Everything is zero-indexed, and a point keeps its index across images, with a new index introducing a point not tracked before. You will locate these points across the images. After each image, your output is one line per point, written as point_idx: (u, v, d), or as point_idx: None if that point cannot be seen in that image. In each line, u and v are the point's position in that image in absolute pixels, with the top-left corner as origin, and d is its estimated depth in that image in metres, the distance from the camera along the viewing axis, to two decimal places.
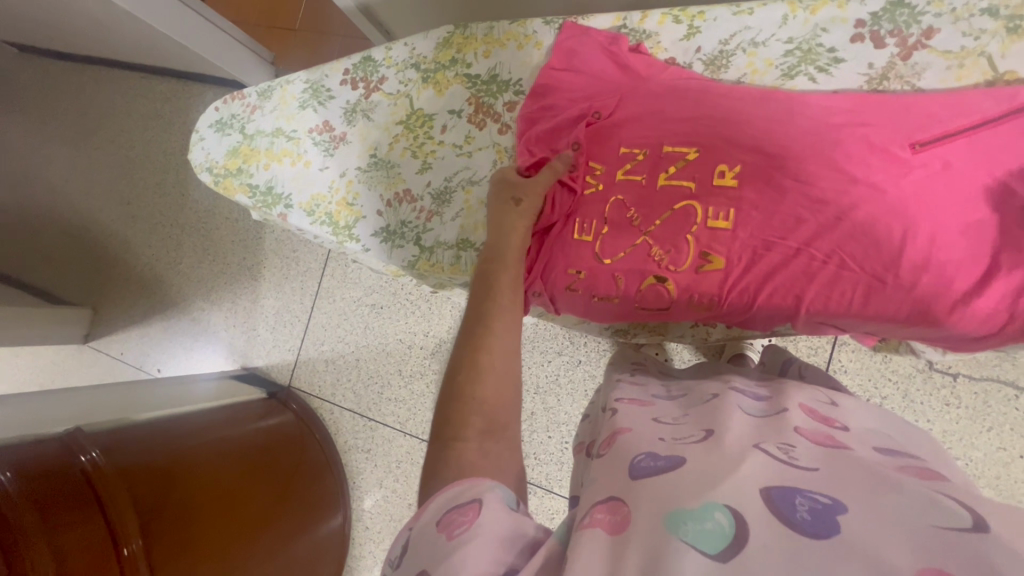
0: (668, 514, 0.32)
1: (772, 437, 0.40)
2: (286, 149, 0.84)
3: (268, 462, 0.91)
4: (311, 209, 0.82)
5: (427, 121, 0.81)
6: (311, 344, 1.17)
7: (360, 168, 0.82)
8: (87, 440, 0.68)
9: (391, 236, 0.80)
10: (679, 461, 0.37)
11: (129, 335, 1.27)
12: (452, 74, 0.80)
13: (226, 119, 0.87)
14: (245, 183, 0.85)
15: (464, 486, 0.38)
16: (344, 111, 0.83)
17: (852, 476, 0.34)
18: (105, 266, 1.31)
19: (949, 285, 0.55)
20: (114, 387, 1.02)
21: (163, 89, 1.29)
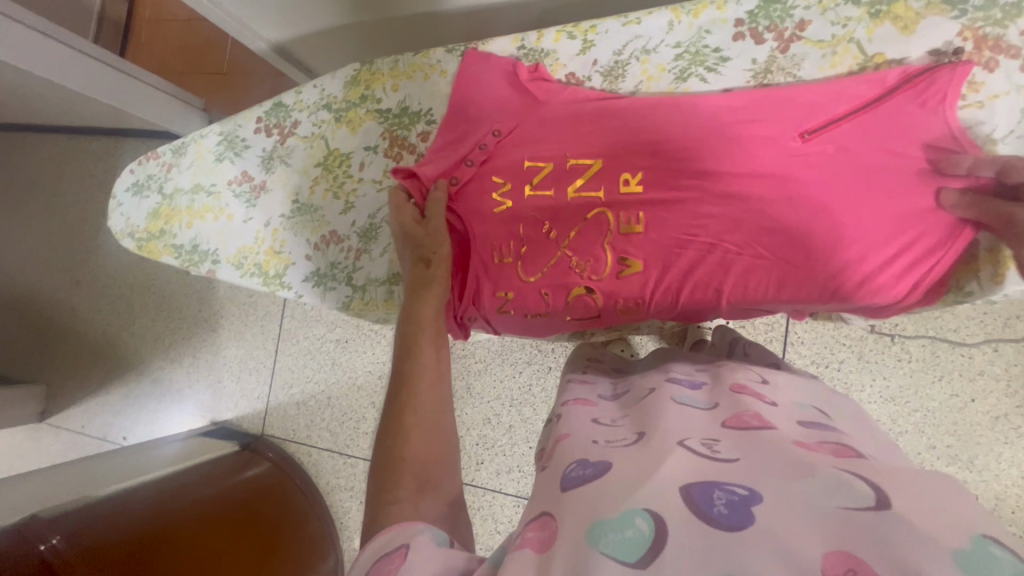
0: (591, 526, 0.31)
1: (697, 432, 0.40)
2: (207, 205, 0.85)
3: (243, 521, 0.99)
4: (238, 262, 0.84)
5: (344, 159, 0.82)
6: (279, 388, 1.24)
7: (284, 215, 0.84)
8: (44, 527, 0.73)
9: (323, 279, 0.82)
10: (606, 467, 0.37)
11: (89, 408, 1.35)
12: (364, 111, 0.81)
13: (143, 180, 0.87)
14: (169, 245, 0.85)
15: (391, 534, 0.39)
16: (261, 159, 0.84)
17: (769, 464, 0.34)
18: (85, 342, 1.37)
19: (855, 262, 0.59)
20: (80, 467, 1.06)
21: (118, 152, 1.35)
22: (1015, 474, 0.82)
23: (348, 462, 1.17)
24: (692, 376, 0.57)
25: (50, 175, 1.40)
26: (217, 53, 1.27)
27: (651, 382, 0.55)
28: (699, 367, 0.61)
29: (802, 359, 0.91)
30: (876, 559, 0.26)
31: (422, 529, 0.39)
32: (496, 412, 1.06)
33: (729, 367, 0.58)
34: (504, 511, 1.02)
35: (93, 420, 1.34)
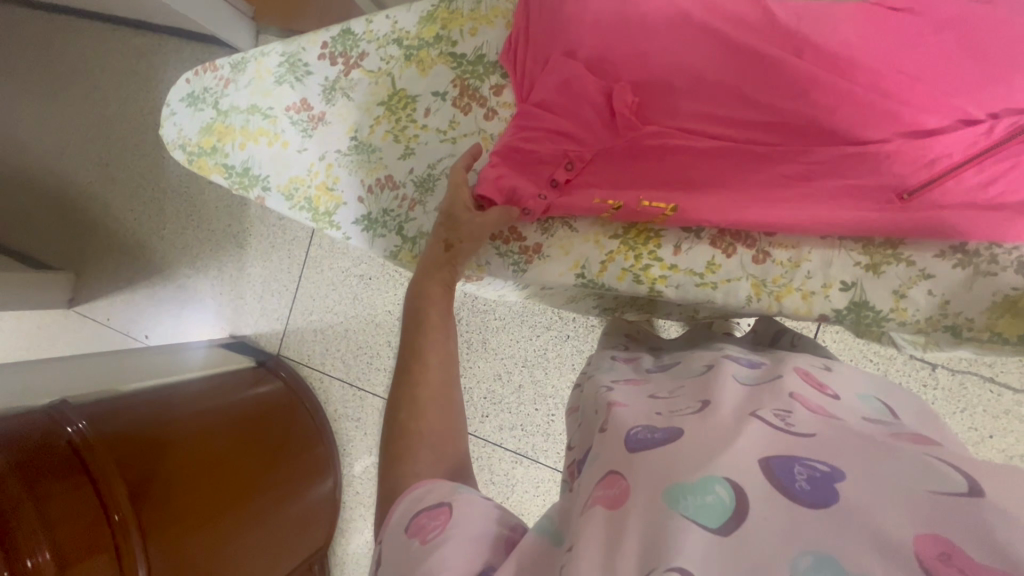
0: (669, 487, 0.32)
1: (767, 402, 0.39)
2: (263, 128, 0.82)
3: (258, 434, 1.04)
4: (289, 193, 0.80)
5: (410, 103, 0.77)
6: (300, 313, 1.26)
7: (340, 151, 0.79)
8: (73, 412, 0.78)
9: (373, 224, 0.77)
10: (677, 431, 0.36)
11: (114, 302, 1.39)
12: (436, 53, 0.76)
13: (198, 93, 0.84)
14: (220, 163, 0.82)
15: (420, 488, 0.41)
16: (323, 89, 0.80)
17: (848, 442, 0.33)
18: (116, 238, 1.39)
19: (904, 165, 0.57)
20: (104, 359, 1.10)
21: (165, 49, 1.32)
22: None
23: (359, 394, 1.21)
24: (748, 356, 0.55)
25: (93, 64, 1.38)
26: None
27: (704, 357, 0.54)
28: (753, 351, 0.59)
29: None
30: (970, 544, 0.26)
31: (452, 486, 0.40)
32: (508, 370, 1.08)
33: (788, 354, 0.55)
34: (501, 464, 1.06)
35: (120, 315, 1.38)
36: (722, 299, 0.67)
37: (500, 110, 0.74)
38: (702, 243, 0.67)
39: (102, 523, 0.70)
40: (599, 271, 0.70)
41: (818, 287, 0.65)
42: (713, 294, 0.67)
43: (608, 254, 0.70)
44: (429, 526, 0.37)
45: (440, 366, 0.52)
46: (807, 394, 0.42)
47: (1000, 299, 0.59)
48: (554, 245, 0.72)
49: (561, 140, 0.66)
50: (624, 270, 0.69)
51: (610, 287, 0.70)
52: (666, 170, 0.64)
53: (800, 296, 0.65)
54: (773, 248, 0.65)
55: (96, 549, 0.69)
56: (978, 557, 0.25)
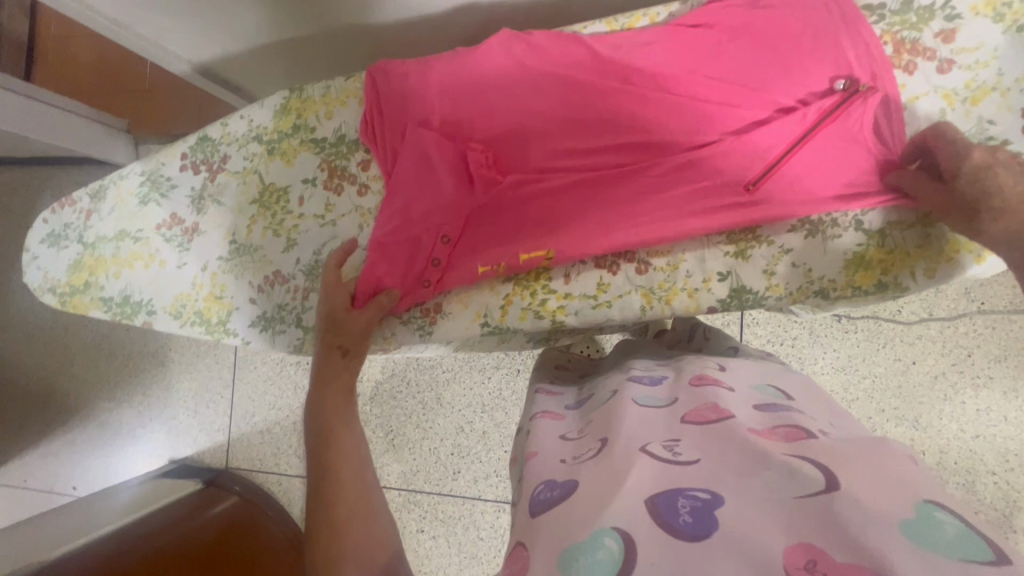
0: (563, 553, 0.31)
1: (659, 434, 0.41)
2: (135, 252, 0.79)
3: (219, 560, 0.96)
4: (177, 311, 0.77)
5: (282, 194, 0.76)
6: (240, 419, 1.19)
7: (221, 257, 0.77)
8: None
9: (270, 322, 0.75)
10: (572, 486, 0.37)
11: (29, 460, 1.25)
12: (297, 142, 0.76)
13: (59, 231, 0.80)
14: (96, 297, 0.78)
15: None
16: (191, 199, 0.78)
17: (725, 462, 0.35)
18: (18, 389, 1.27)
19: (733, 165, 0.62)
20: (22, 529, 0.99)
21: (34, 180, 1.25)
22: (956, 428, 0.88)
23: None
24: (652, 372, 0.57)
25: None
26: (137, 71, 1.18)
27: (612, 385, 0.56)
28: (660, 362, 0.62)
29: (758, 339, 0.94)
30: (831, 545, 0.27)
31: None
32: (468, 420, 1.06)
33: (688, 360, 0.59)
34: (484, 517, 1.02)
35: (38, 472, 1.25)
36: (620, 315, 0.69)
37: (371, 183, 0.74)
38: (588, 267, 0.69)
39: None
40: (501, 315, 0.70)
41: (699, 282, 0.67)
42: (609, 311, 0.68)
43: (505, 298, 0.70)
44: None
45: (355, 476, 0.53)
46: (700, 404, 0.45)
47: (852, 255, 0.63)
48: (452, 301, 0.72)
49: (434, 208, 0.67)
50: (524, 310, 0.70)
51: (515, 328, 0.71)
52: (537, 215, 0.66)
53: (686, 295, 0.67)
54: (651, 257, 0.68)
55: None
56: (839, 556, 0.27)
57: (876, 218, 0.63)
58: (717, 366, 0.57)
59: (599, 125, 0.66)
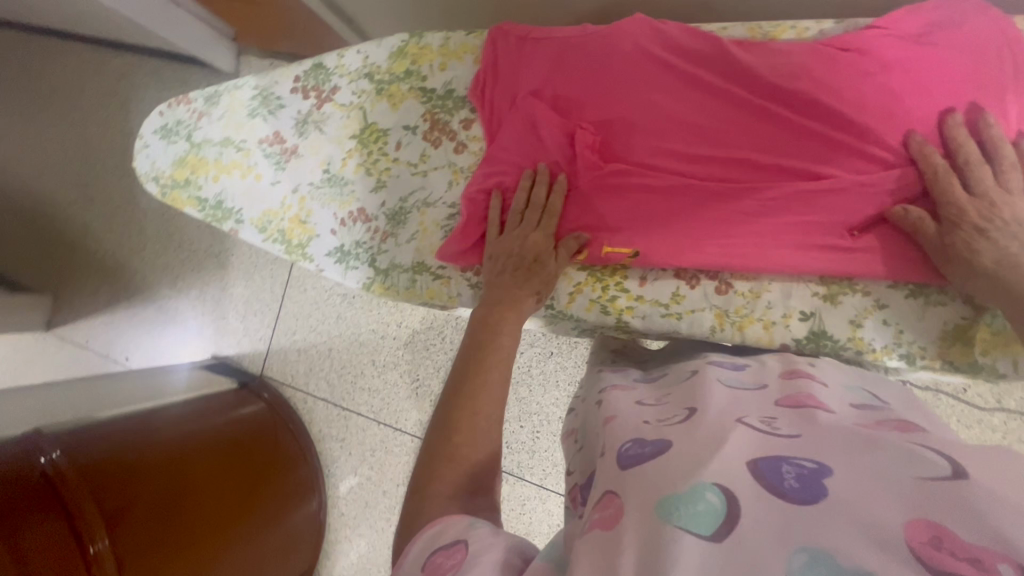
0: (660, 501, 0.33)
1: (753, 411, 0.42)
2: (235, 161, 0.82)
3: (241, 456, 1.04)
4: (263, 226, 0.81)
5: (381, 136, 0.77)
6: (282, 333, 1.26)
7: (313, 183, 0.80)
8: (47, 442, 0.77)
9: (346, 256, 0.78)
10: (664, 445, 0.38)
11: (93, 324, 1.37)
12: (407, 88, 0.77)
13: (171, 125, 0.85)
14: (194, 196, 0.83)
15: (432, 530, 0.40)
16: (296, 121, 0.81)
17: (835, 441, 0.36)
18: (95, 259, 1.37)
19: (852, 202, 0.59)
20: (80, 385, 1.09)
21: (143, 69, 1.32)
22: None
23: (343, 414, 1.20)
24: (735, 364, 0.56)
25: (71, 85, 1.38)
26: None
27: (692, 366, 0.55)
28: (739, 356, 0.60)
29: None
30: (960, 527, 0.28)
31: (467, 522, 0.40)
32: None
33: (776, 355, 0.57)
34: None
35: (98, 337, 1.36)
36: (688, 330, 0.67)
37: (469, 143, 0.74)
38: (666, 275, 0.68)
39: (76, 556, 0.70)
40: (568, 302, 0.70)
41: (778, 317, 0.64)
42: (678, 324, 0.67)
43: (576, 285, 0.70)
44: (446, 563, 0.37)
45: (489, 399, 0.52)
46: (793, 391, 0.46)
47: (953, 328, 0.60)
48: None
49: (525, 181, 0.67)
50: (592, 301, 0.70)
51: (580, 317, 0.71)
52: (631, 209, 0.65)
53: (762, 326, 0.65)
54: (734, 279, 0.65)
55: None
56: (968, 538, 0.27)
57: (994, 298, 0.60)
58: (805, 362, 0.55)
59: (718, 133, 0.63)
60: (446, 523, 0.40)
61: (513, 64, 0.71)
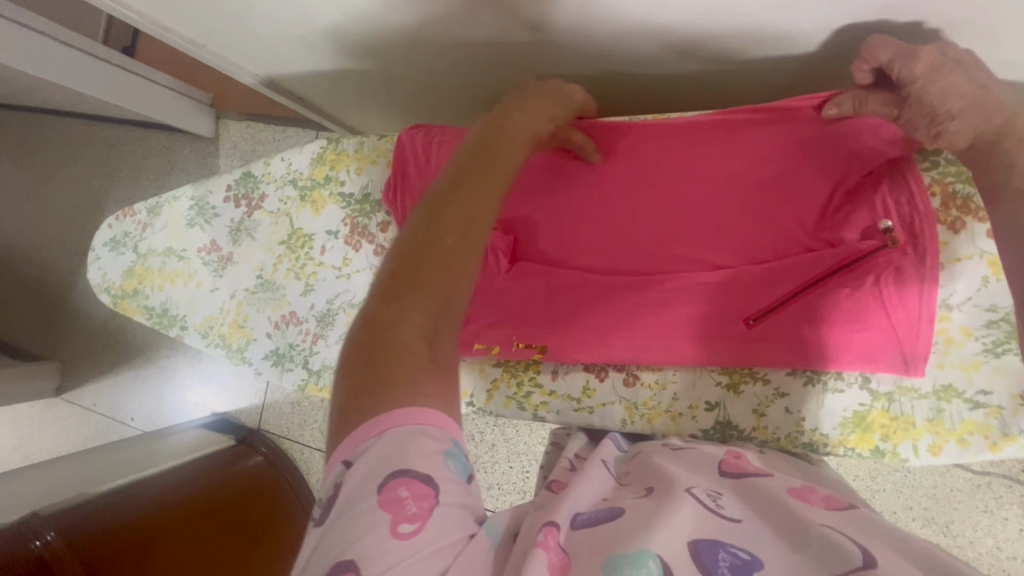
0: (609, 562, 0.32)
1: (702, 481, 0.41)
2: (178, 269, 0.86)
3: (236, 515, 1.06)
4: (205, 331, 0.84)
5: (307, 241, 0.80)
6: (276, 387, 1.29)
7: (247, 289, 0.83)
8: (42, 523, 0.79)
9: (281, 358, 0.80)
10: (619, 511, 0.38)
11: (99, 386, 1.42)
12: (327, 193, 0.79)
13: (119, 238, 0.88)
14: (142, 305, 0.86)
15: (398, 436, 0.35)
16: (229, 230, 0.84)
17: (769, 526, 0.35)
18: (97, 323, 1.42)
19: (750, 286, 0.59)
20: (88, 457, 1.13)
21: (128, 139, 1.38)
22: (991, 544, 0.82)
23: None
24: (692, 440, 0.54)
25: (63, 159, 1.44)
26: None
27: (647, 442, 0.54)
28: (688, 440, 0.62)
29: None
30: None
31: (444, 453, 0.36)
32: (480, 430, 1.08)
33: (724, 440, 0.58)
34: None
35: (105, 399, 1.41)
36: (600, 423, 0.70)
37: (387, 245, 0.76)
38: (577, 368, 0.70)
39: None
40: (487, 400, 0.74)
41: (684, 408, 0.67)
42: (591, 417, 0.70)
43: (493, 382, 0.74)
44: (409, 502, 0.34)
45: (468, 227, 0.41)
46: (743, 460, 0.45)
47: (851, 415, 0.62)
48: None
49: None
50: (509, 398, 0.73)
51: (500, 413, 0.74)
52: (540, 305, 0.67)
53: (669, 418, 0.67)
54: (641, 370, 0.68)
55: None
56: None
57: (887, 382, 0.61)
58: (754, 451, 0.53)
59: (612, 223, 0.64)
60: (423, 434, 0.35)
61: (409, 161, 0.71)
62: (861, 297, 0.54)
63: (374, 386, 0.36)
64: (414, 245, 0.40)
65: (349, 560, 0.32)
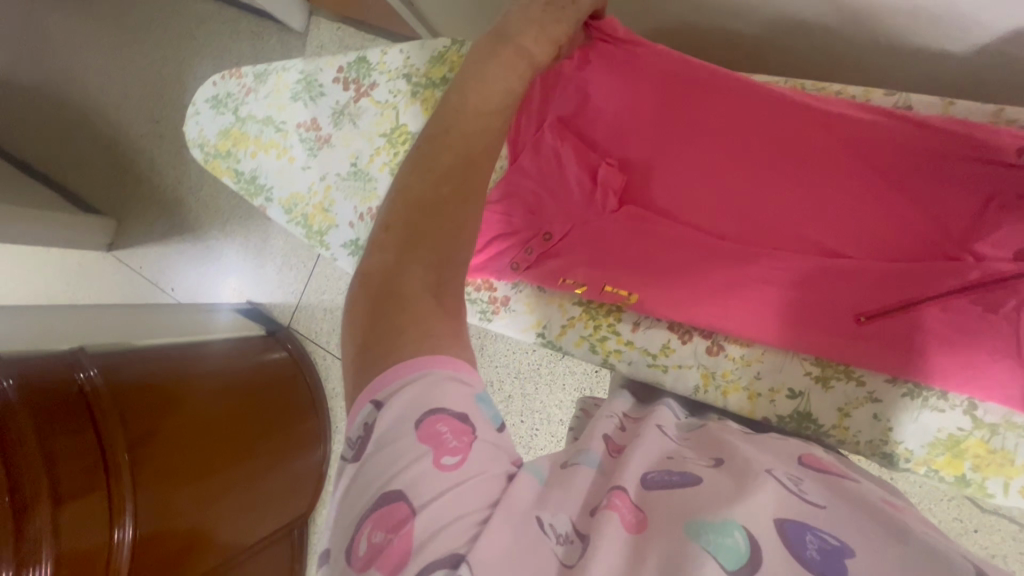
0: (691, 525, 0.34)
1: (782, 465, 0.42)
2: (273, 140, 0.86)
3: (257, 399, 1.11)
4: (289, 207, 0.85)
5: (409, 139, 0.80)
6: (313, 292, 1.32)
7: (339, 175, 0.83)
8: (87, 360, 0.84)
9: (359, 251, 0.82)
10: (695, 478, 0.39)
11: (147, 252, 1.47)
12: (441, 94, 0.78)
13: (222, 97, 0.88)
14: (232, 167, 0.88)
15: (434, 375, 0.37)
16: (332, 112, 0.84)
17: (858, 521, 0.35)
18: (156, 191, 1.46)
19: (863, 278, 0.59)
20: (131, 314, 1.18)
21: (219, 16, 1.38)
22: None
23: None
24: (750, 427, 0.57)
25: (151, 22, 1.44)
26: None
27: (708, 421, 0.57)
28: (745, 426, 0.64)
29: None
30: None
31: (472, 395, 0.37)
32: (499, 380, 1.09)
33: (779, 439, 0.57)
34: None
35: (151, 265, 1.47)
36: (671, 383, 0.71)
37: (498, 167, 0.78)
38: (659, 326, 0.71)
39: (98, 467, 0.76)
40: (559, 334, 0.75)
41: (764, 390, 0.68)
42: (662, 375, 0.71)
43: (569, 319, 0.75)
44: (447, 437, 0.35)
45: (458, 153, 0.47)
46: (817, 456, 0.46)
47: (946, 438, 0.61)
48: (519, 301, 0.77)
49: (541, 217, 0.71)
50: (582, 337, 0.74)
51: (568, 349, 0.76)
52: (635, 258, 0.68)
53: (746, 395, 0.69)
54: (727, 342, 0.69)
55: (90, 488, 0.74)
56: None
57: (996, 414, 0.59)
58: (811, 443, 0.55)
59: (735, 188, 0.65)
60: (450, 378, 0.37)
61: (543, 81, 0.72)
62: (994, 321, 0.54)
63: (386, 336, 0.39)
64: (414, 187, 0.45)
65: (395, 490, 0.34)
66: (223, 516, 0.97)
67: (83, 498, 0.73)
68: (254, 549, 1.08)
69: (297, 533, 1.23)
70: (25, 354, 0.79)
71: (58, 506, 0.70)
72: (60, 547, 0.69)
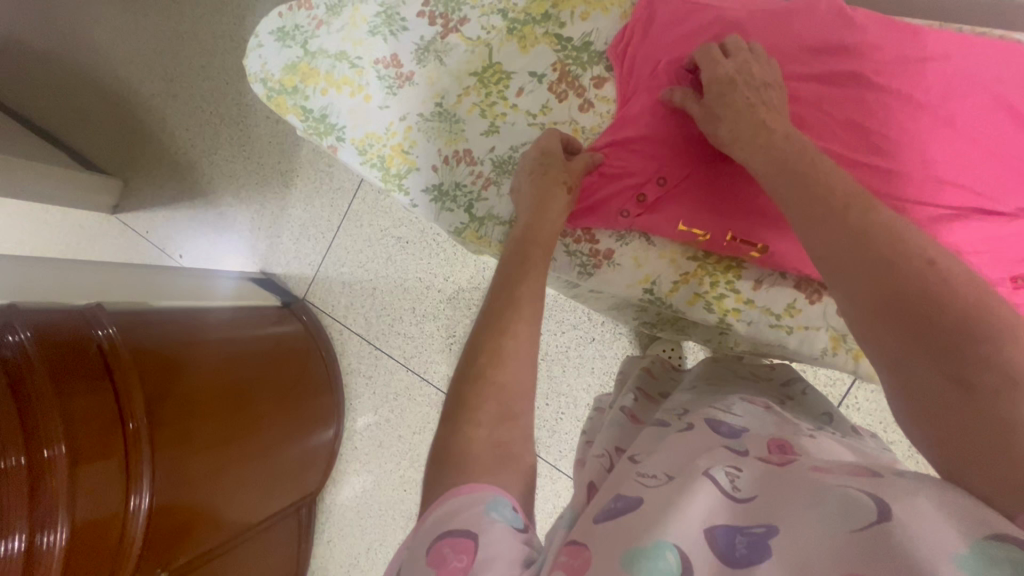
0: (624, 553, 0.34)
1: (721, 460, 0.42)
2: (346, 76, 0.85)
3: (272, 369, 1.07)
4: (363, 147, 0.85)
5: (503, 78, 0.83)
6: (330, 264, 1.28)
7: (422, 115, 0.84)
8: (104, 317, 0.80)
9: (442, 196, 0.84)
10: (635, 501, 0.39)
11: (153, 217, 1.41)
12: (542, 31, 0.82)
13: (289, 29, 0.86)
14: (298, 104, 0.85)
15: (450, 508, 0.42)
16: (416, 48, 0.84)
17: (784, 495, 0.37)
18: (167, 153, 1.40)
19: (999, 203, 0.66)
20: (136, 276, 1.13)
21: None
22: None
23: (374, 353, 1.24)
24: (742, 417, 0.54)
25: None
26: None
27: (693, 416, 0.55)
28: (765, 406, 0.59)
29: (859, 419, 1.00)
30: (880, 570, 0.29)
31: (485, 512, 0.41)
32: None
33: (775, 418, 0.55)
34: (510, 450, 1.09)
35: (158, 231, 1.41)
36: (797, 343, 0.77)
37: (595, 103, 0.81)
38: (784, 286, 0.76)
39: (118, 430, 0.72)
40: (670, 291, 0.79)
41: None
42: (786, 335, 0.77)
43: (683, 275, 0.78)
44: (451, 557, 0.38)
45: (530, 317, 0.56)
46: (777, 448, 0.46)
47: None
48: (626, 255, 0.79)
49: (661, 162, 0.74)
50: (697, 295, 0.78)
51: (680, 308, 0.79)
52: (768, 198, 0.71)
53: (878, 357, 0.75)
54: None
55: (107, 454, 0.70)
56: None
57: None
58: (806, 433, 0.52)
59: (881, 119, 0.68)
60: (466, 504, 0.42)
61: (666, 25, 0.76)
62: None
63: (453, 470, 0.45)
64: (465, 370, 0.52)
65: None
66: (234, 492, 0.93)
67: (100, 462, 0.69)
68: (263, 526, 1.04)
69: (305, 511, 1.19)
70: (41, 307, 0.74)
71: (76, 468, 0.66)
72: (75, 512, 0.65)
